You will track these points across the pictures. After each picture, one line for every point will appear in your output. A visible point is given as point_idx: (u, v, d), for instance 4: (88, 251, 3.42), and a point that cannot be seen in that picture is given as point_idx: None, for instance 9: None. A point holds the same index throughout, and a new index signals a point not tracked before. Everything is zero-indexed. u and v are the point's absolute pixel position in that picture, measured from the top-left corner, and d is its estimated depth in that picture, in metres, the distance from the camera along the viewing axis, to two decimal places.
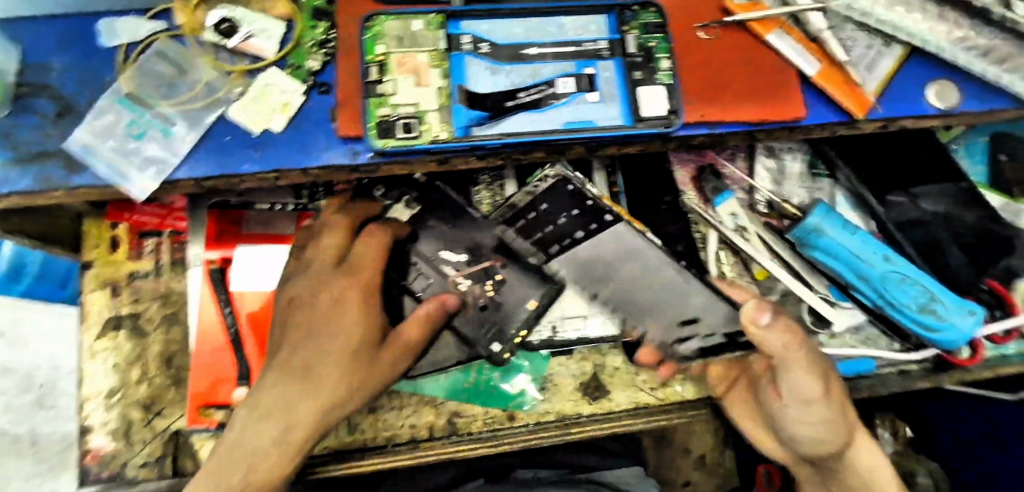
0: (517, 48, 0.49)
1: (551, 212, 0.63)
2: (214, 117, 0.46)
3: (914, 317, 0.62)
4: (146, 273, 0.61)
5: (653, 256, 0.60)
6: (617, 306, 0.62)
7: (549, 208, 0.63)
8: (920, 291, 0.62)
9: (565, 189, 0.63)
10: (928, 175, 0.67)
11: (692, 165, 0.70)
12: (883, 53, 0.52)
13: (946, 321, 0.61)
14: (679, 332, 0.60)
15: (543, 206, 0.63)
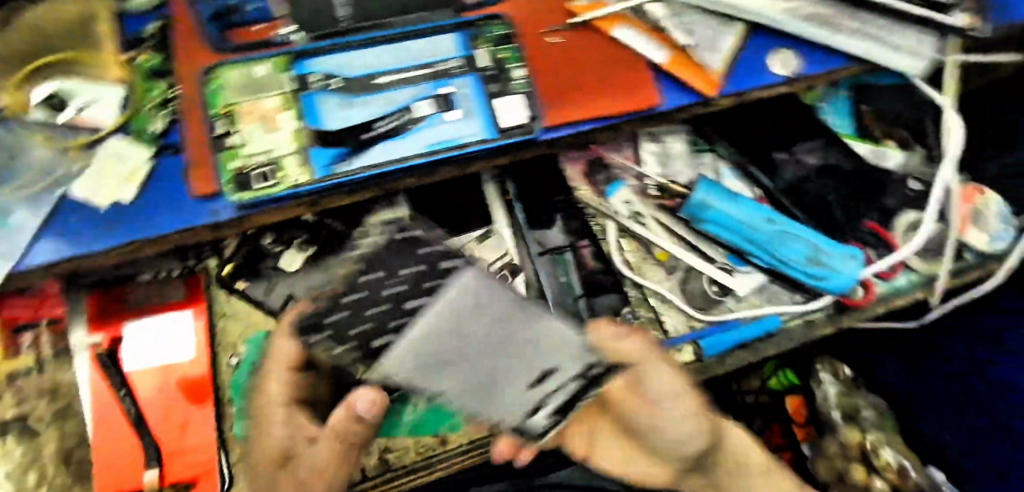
0: (369, 79, 0.48)
1: (382, 278, 0.50)
2: (55, 198, 0.44)
3: (806, 271, 0.65)
4: (28, 370, 0.58)
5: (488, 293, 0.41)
6: (462, 395, 0.43)
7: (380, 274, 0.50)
8: (806, 246, 0.65)
9: (398, 247, 0.51)
10: (795, 136, 0.73)
11: (581, 161, 0.71)
12: (723, 31, 0.55)
13: (831, 269, 0.64)
14: (534, 397, 0.44)
15: (375, 273, 0.50)
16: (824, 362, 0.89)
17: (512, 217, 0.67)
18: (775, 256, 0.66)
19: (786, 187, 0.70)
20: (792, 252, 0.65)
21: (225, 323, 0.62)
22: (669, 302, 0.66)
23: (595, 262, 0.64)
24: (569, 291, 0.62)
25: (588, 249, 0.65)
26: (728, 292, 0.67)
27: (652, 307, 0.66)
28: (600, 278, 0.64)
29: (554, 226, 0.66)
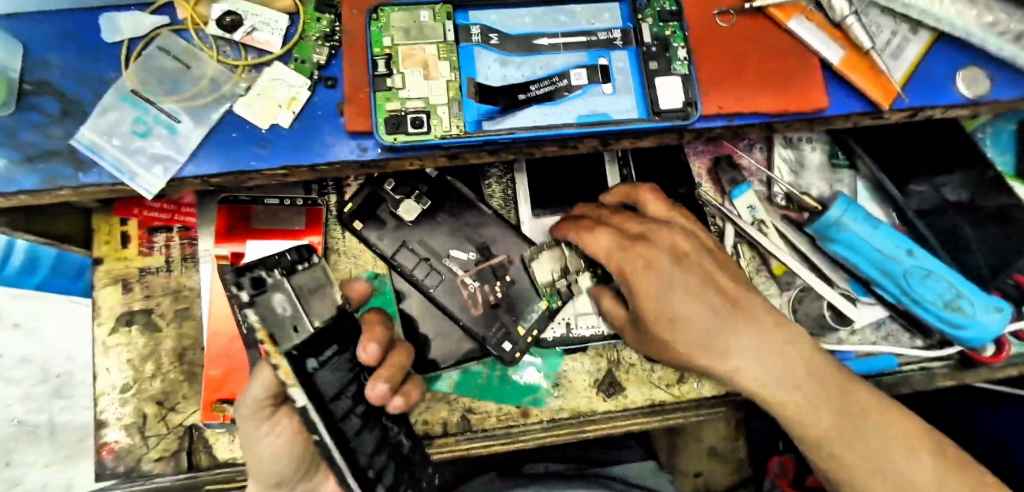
0: (529, 39, 0.47)
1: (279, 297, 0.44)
2: (220, 113, 0.45)
3: (941, 311, 0.60)
4: (157, 268, 0.62)
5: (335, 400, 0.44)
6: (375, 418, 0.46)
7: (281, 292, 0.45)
8: (944, 285, 0.60)
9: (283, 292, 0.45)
10: (952, 162, 0.65)
11: (707, 156, 0.68)
12: (910, 39, 0.50)
13: (972, 318, 0.59)
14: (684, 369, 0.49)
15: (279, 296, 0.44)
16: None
17: None
18: (905, 293, 0.61)
19: (924, 213, 0.64)
20: (925, 289, 0.60)
21: (336, 258, 0.63)
22: None
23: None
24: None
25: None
26: (847, 321, 0.64)
27: None
28: None
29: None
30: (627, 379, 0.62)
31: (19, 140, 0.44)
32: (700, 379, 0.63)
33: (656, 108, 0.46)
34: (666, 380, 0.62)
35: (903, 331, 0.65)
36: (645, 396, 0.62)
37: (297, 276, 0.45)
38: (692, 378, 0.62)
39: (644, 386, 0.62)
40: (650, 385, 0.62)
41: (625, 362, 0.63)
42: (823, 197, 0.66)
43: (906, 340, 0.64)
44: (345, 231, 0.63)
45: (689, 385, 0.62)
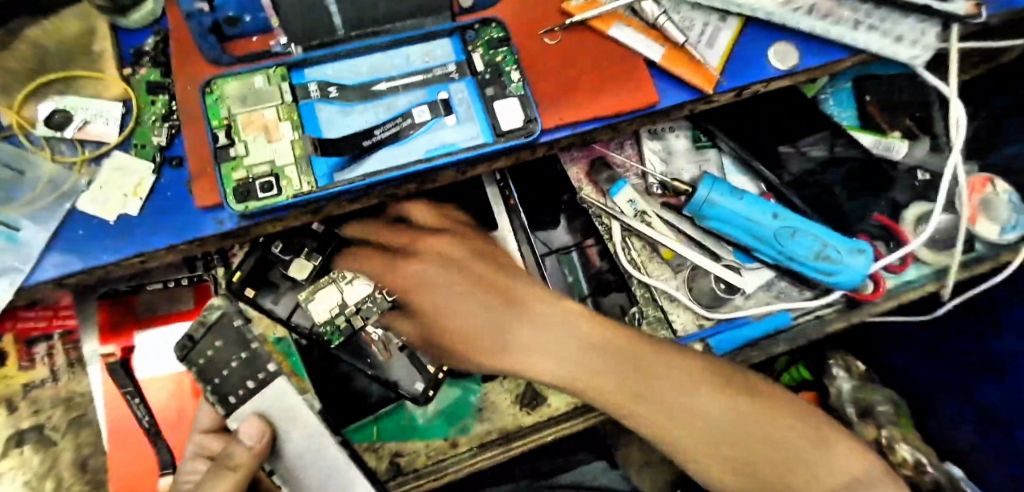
0: (367, 86, 0.48)
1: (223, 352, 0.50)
2: (65, 212, 0.44)
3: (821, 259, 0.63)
4: (42, 381, 0.59)
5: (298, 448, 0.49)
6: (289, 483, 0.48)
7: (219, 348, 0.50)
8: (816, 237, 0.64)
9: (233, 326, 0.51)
10: (804, 127, 0.71)
11: (584, 160, 0.71)
12: (720, 28, 0.54)
13: (840, 264, 0.63)
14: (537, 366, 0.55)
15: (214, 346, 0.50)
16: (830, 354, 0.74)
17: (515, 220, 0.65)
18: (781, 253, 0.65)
19: (791, 183, 0.69)
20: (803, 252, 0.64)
21: None
22: (673, 300, 0.67)
23: (602, 261, 0.67)
24: (576, 290, 0.65)
25: (595, 249, 0.67)
26: (737, 290, 0.68)
27: (660, 305, 0.67)
28: (610, 278, 0.66)
29: (559, 226, 0.67)
30: (547, 387, 0.64)
31: None
32: None
33: (499, 130, 0.48)
34: None
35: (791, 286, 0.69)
36: (567, 400, 0.63)
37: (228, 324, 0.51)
38: None
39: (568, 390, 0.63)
40: None
41: None
42: (694, 180, 0.70)
43: (795, 293, 0.68)
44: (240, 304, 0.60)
45: None
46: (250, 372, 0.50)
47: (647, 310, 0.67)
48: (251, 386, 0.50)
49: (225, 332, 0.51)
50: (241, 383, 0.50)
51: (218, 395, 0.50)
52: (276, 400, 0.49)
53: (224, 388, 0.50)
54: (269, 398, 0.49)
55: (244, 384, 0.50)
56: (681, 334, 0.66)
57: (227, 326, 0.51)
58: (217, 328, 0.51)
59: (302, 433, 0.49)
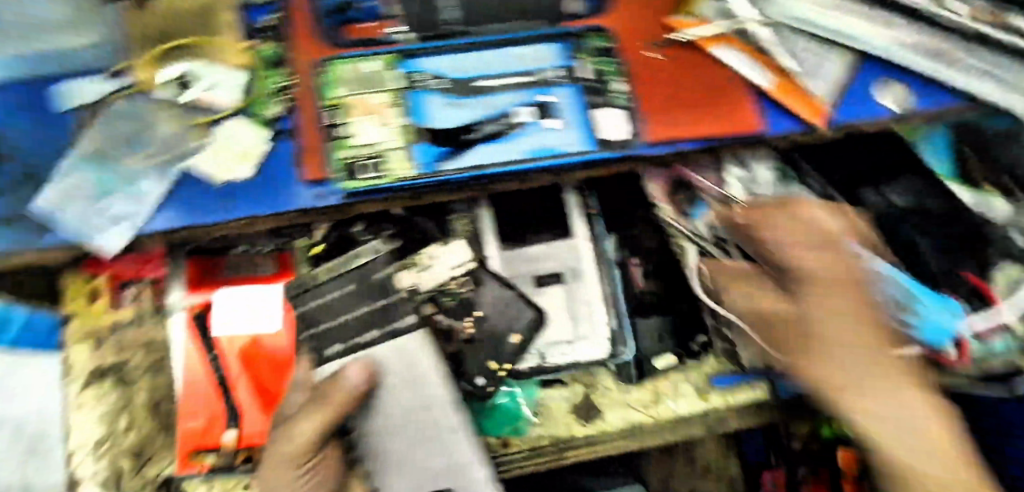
0: (470, 82, 0.49)
1: (340, 302, 0.59)
2: (179, 170, 0.47)
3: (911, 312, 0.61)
4: (129, 322, 0.63)
5: (396, 401, 0.56)
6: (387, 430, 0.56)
7: (337, 297, 0.59)
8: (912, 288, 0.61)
9: (371, 277, 0.60)
10: (894, 170, 0.69)
11: (665, 178, 0.69)
12: (829, 59, 0.53)
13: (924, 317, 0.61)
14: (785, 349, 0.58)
15: (331, 296, 0.60)
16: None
17: (590, 230, 0.67)
18: None
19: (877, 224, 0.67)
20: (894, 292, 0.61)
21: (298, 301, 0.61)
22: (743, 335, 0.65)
23: (645, 282, 0.69)
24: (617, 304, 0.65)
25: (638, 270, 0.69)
26: None
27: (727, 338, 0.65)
28: (649, 300, 0.68)
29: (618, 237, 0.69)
30: (604, 402, 0.63)
31: None
32: (676, 399, 0.64)
33: (603, 139, 0.49)
34: (642, 401, 0.64)
35: None
36: (623, 419, 0.63)
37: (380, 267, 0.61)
38: (666, 398, 0.64)
39: (621, 408, 0.63)
40: (627, 407, 0.63)
41: (601, 385, 0.64)
42: None
43: None
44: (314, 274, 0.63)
45: (665, 404, 0.64)
46: (377, 321, 0.58)
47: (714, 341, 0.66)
48: (372, 333, 0.57)
49: (363, 281, 0.60)
50: (358, 333, 0.58)
51: (338, 331, 0.58)
52: (406, 358, 0.56)
53: (347, 325, 0.58)
54: (399, 351, 0.56)
55: (371, 329, 0.58)
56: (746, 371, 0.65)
57: (370, 277, 0.60)
58: (359, 275, 0.60)
59: (421, 390, 0.55)
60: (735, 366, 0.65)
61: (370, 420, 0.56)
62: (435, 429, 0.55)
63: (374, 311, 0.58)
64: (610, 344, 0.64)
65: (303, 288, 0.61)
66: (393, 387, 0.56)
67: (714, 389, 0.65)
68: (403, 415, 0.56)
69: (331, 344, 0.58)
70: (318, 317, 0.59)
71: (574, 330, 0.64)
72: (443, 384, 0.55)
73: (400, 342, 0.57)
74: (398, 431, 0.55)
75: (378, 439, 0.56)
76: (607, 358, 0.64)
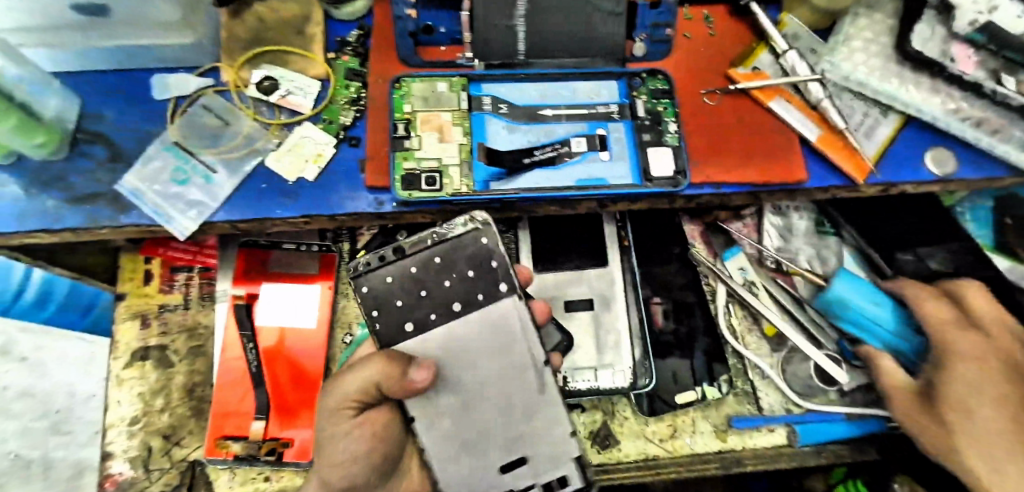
0: (533, 109, 0.52)
1: (439, 268, 0.47)
2: (253, 165, 0.50)
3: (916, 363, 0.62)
4: (176, 305, 0.65)
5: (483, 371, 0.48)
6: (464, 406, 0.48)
7: (439, 263, 0.47)
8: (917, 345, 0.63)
9: (471, 242, 0.48)
10: (930, 233, 0.68)
11: (701, 220, 0.72)
12: (881, 121, 0.55)
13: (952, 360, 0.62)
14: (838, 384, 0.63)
15: (435, 259, 0.47)
16: (902, 480, 0.67)
17: (624, 261, 0.68)
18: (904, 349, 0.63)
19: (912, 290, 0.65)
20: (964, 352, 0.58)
21: (346, 302, 0.66)
22: (764, 378, 0.66)
23: (665, 321, 0.67)
24: (641, 335, 0.65)
25: (659, 307, 0.68)
26: (835, 383, 0.65)
27: (750, 380, 0.67)
28: (668, 339, 0.66)
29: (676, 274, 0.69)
30: (621, 431, 0.64)
31: (69, 184, 0.49)
32: (692, 435, 0.64)
33: (648, 175, 0.51)
34: (660, 434, 0.64)
35: None
36: (638, 450, 0.64)
37: (455, 232, 0.47)
38: (684, 433, 0.64)
39: (638, 439, 0.64)
40: (644, 439, 0.64)
41: (619, 414, 0.65)
42: (810, 262, 0.69)
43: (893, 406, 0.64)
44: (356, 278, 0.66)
45: (682, 440, 0.64)
46: (461, 293, 0.47)
47: (737, 381, 0.67)
48: (461, 305, 0.47)
49: (460, 251, 0.47)
50: (446, 302, 0.47)
51: (416, 307, 0.47)
52: (495, 324, 0.47)
53: (432, 298, 0.47)
54: (488, 319, 0.47)
55: (463, 301, 0.47)
56: (766, 414, 0.65)
57: (472, 245, 0.48)
58: (455, 244, 0.47)
59: (507, 358, 0.48)
60: (754, 408, 0.66)
61: (443, 394, 0.48)
62: (513, 398, 0.49)
63: (465, 282, 0.47)
64: (632, 374, 0.64)
65: (379, 257, 0.47)
66: (474, 351, 0.48)
67: (732, 428, 0.64)
68: (484, 385, 0.48)
69: (404, 323, 0.47)
70: (397, 291, 0.47)
71: (599, 357, 0.64)
72: (527, 343, 0.48)
73: (495, 310, 0.47)
74: (476, 406, 0.48)
75: (443, 416, 0.49)
76: (626, 388, 0.63)
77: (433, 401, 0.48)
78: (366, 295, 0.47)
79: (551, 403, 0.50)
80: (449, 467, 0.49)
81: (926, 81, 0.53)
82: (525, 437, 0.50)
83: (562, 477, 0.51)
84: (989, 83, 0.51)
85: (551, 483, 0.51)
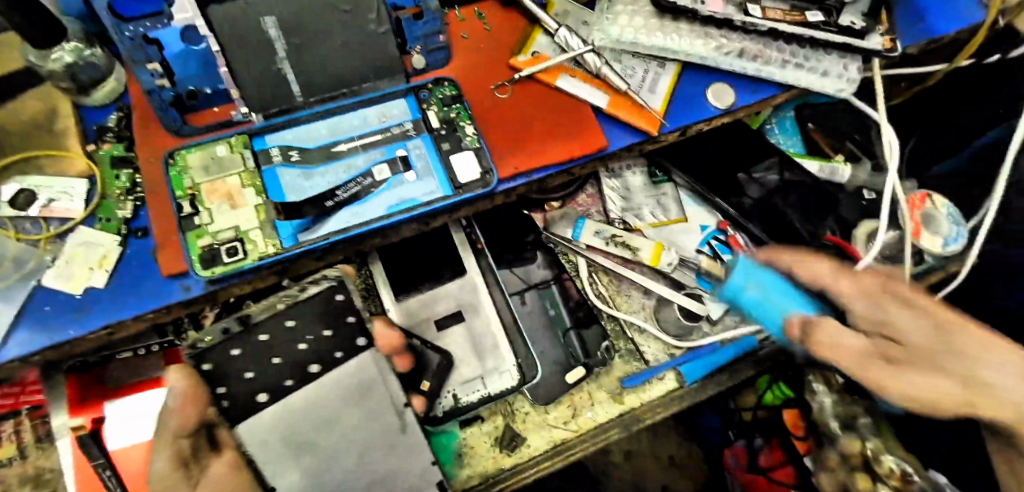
0: (327, 148, 0.50)
1: (293, 332, 0.50)
2: (28, 290, 0.45)
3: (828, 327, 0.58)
4: (10, 458, 0.58)
5: (347, 425, 0.49)
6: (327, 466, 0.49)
7: (292, 327, 0.50)
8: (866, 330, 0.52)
9: (326, 300, 0.51)
10: (753, 154, 0.74)
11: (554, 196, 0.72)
12: (661, 72, 0.58)
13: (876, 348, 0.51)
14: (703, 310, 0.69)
15: (287, 323, 0.50)
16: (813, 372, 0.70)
17: (482, 264, 0.67)
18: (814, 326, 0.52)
19: (746, 211, 0.72)
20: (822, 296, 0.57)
21: None
22: (644, 333, 0.68)
23: (582, 292, 0.69)
24: (516, 330, 0.65)
25: (573, 283, 0.70)
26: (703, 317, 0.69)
27: (630, 338, 0.68)
28: (582, 312, 0.68)
29: (536, 263, 0.70)
30: (526, 428, 0.65)
31: None
32: (592, 408, 0.66)
33: (457, 182, 0.50)
34: (563, 418, 0.65)
35: None
36: (546, 440, 0.64)
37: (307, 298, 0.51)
38: (584, 409, 0.65)
39: (543, 429, 0.65)
40: (549, 427, 0.65)
41: (520, 412, 0.65)
42: (652, 214, 0.73)
43: None
44: None
45: (584, 416, 0.65)
46: (320, 352, 0.50)
47: (619, 343, 0.69)
48: (316, 366, 0.49)
49: (309, 313, 0.51)
50: (303, 365, 0.49)
51: (267, 376, 0.49)
52: (344, 382, 0.49)
53: (286, 365, 0.49)
54: (340, 376, 0.49)
55: (318, 361, 0.49)
56: (654, 365, 0.67)
57: (325, 303, 0.51)
58: (307, 305, 0.51)
59: (366, 403, 0.49)
60: (642, 364, 0.68)
61: (307, 452, 0.48)
62: (371, 447, 0.49)
63: (324, 340, 0.50)
64: (518, 372, 0.64)
65: (226, 330, 0.49)
66: (334, 401, 0.49)
67: (626, 389, 0.66)
68: (348, 439, 0.49)
69: (258, 391, 0.48)
70: (247, 362, 0.49)
71: (482, 364, 0.64)
72: (382, 392, 0.50)
73: (349, 366, 0.49)
74: (333, 461, 0.48)
75: (302, 479, 0.48)
76: (517, 385, 0.63)
77: (290, 464, 0.47)
78: (210, 372, 0.48)
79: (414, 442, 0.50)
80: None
81: (686, 26, 0.57)
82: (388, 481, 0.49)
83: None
84: (738, 16, 0.56)
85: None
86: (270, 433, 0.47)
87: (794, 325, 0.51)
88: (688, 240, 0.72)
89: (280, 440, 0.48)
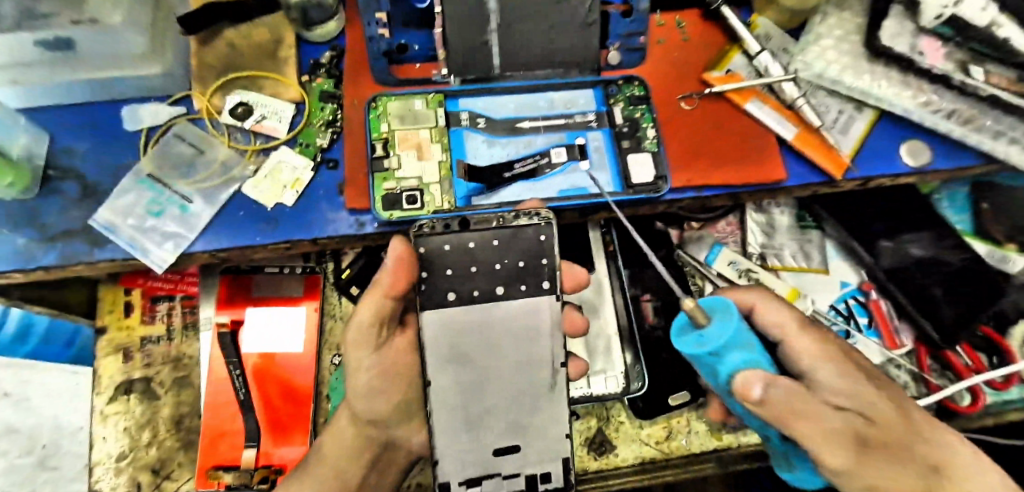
0: (512, 122, 0.52)
1: (494, 250, 0.44)
2: (229, 193, 0.49)
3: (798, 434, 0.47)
4: (159, 337, 0.64)
5: (501, 363, 0.45)
6: (462, 405, 0.45)
7: (495, 246, 0.44)
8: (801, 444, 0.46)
9: (532, 235, 0.45)
10: (917, 222, 0.67)
11: (706, 216, 0.71)
12: (855, 117, 0.55)
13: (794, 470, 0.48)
14: None
15: (492, 241, 0.44)
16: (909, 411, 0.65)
17: (611, 266, 0.68)
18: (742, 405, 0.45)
19: (897, 276, 0.65)
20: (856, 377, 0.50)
21: (333, 323, 0.65)
22: None
23: (656, 319, 0.66)
24: (631, 335, 0.65)
25: (650, 304, 0.66)
26: None
27: None
28: (661, 335, 0.65)
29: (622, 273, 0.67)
30: (616, 436, 0.64)
31: (43, 222, 0.48)
32: (688, 435, 0.64)
33: (629, 182, 0.50)
34: (655, 437, 0.64)
35: (911, 381, 0.66)
36: (635, 454, 0.64)
37: (518, 223, 0.45)
38: (680, 434, 0.64)
39: (634, 443, 0.64)
40: (640, 442, 0.64)
41: (614, 419, 0.65)
42: (794, 258, 0.70)
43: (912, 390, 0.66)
44: (342, 296, 0.66)
45: (678, 441, 0.64)
46: (510, 279, 0.44)
47: None
48: (503, 289, 0.44)
49: (516, 242, 0.45)
50: (489, 284, 0.44)
51: (462, 279, 0.44)
52: (522, 317, 0.44)
53: (477, 279, 0.44)
54: (521, 312, 0.44)
55: (507, 287, 0.44)
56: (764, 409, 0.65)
57: (525, 240, 0.45)
58: (514, 234, 0.45)
59: (529, 347, 0.45)
60: None
61: (455, 370, 0.44)
62: (522, 390, 0.45)
63: (514, 272, 0.44)
64: (624, 379, 0.64)
65: (444, 224, 0.44)
66: (501, 336, 0.44)
67: (728, 428, 0.64)
68: (504, 375, 0.45)
69: (446, 290, 0.44)
70: (449, 258, 0.44)
71: (590, 364, 0.64)
72: (551, 341, 0.45)
73: (532, 304, 0.44)
74: (485, 388, 0.45)
75: (452, 390, 0.44)
76: (619, 392, 0.63)
77: (446, 373, 0.44)
78: (422, 256, 0.44)
79: (556, 403, 0.46)
80: (450, 444, 0.45)
81: (897, 75, 0.53)
82: (528, 427, 0.46)
83: (546, 474, 0.47)
84: (957, 75, 0.52)
85: (534, 477, 0.47)
86: (443, 335, 0.44)
87: (755, 381, 0.40)
88: (827, 292, 0.69)
89: (446, 349, 0.44)
